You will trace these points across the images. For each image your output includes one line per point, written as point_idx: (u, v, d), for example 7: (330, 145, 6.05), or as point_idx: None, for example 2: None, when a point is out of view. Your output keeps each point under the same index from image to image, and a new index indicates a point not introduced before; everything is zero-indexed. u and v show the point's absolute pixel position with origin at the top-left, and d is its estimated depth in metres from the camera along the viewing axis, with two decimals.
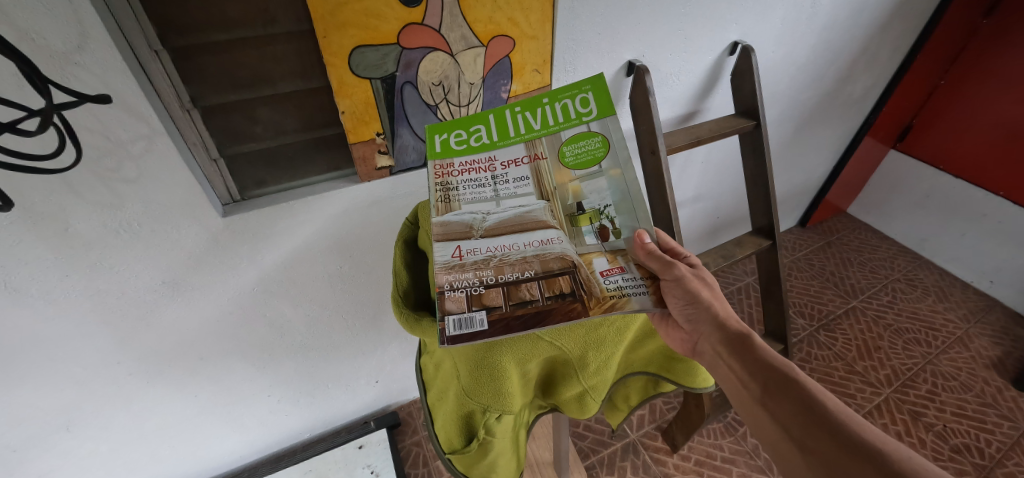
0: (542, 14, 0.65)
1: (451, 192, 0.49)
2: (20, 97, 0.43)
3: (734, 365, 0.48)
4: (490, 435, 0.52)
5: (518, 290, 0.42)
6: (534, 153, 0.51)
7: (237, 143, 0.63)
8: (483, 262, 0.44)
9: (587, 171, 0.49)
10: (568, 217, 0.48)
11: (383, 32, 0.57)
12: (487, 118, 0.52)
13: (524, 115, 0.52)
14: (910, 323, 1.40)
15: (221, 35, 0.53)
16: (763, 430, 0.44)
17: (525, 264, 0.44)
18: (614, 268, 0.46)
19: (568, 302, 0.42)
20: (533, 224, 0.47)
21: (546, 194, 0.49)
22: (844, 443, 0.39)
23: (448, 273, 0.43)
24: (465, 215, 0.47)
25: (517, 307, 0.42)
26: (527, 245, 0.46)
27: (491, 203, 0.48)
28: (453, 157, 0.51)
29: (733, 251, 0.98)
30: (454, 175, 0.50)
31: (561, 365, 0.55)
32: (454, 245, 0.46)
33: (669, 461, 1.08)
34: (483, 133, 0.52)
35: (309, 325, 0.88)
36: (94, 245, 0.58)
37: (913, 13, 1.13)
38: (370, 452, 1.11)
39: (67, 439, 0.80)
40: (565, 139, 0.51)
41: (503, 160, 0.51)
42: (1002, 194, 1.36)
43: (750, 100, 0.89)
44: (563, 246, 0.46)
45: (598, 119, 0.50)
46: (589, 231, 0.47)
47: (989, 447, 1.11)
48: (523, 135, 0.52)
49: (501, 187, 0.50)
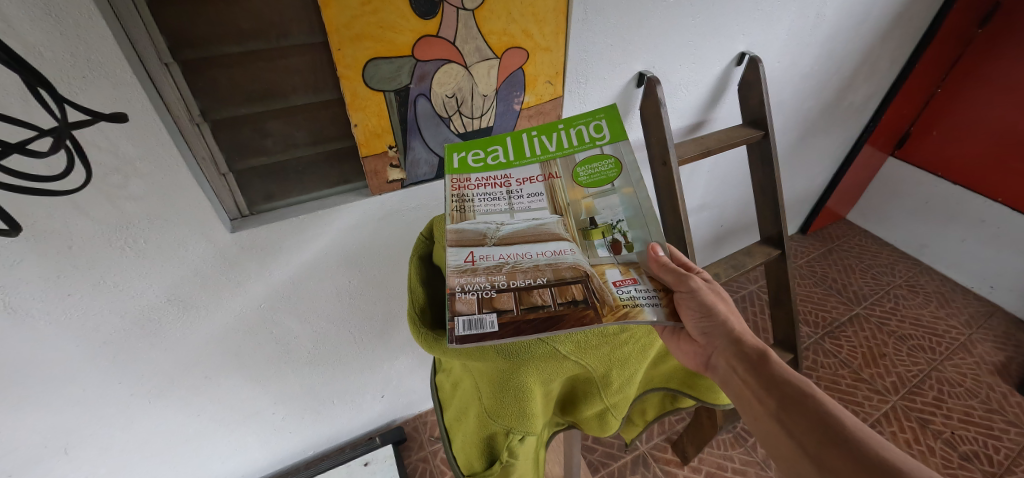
0: (555, 26, 0.65)
1: (465, 203, 0.48)
2: (26, 113, 0.41)
3: (749, 379, 0.46)
4: (513, 457, 0.50)
5: (530, 295, 0.40)
6: (548, 173, 0.50)
7: (247, 157, 0.61)
8: (496, 268, 0.42)
9: (600, 189, 0.49)
10: (580, 231, 0.47)
11: (398, 45, 0.56)
12: (504, 139, 0.53)
13: (541, 138, 0.53)
14: (913, 330, 1.40)
15: (233, 48, 0.52)
16: (778, 448, 0.42)
17: (537, 271, 0.42)
18: (626, 279, 0.44)
19: (580, 308, 0.40)
20: (546, 237, 0.46)
21: (560, 209, 0.48)
22: (865, 461, 0.36)
23: (460, 276, 0.41)
24: (478, 224, 0.46)
25: (529, 311, 0.39)
26: (539, 254, 0.44)
27: (505, 215, 0.47)
28: (470, 173, 0.51)
29: (743, 261, 0.97)
30: (470, 190, 0.49)
31: (583, 383, 0.54)
32: (466, 250, 0.44)
33: (679, 473, 1.07)
34: (500, 153, 0.52)
35: (315, 341, 0.85)
36: (96, 264, 0.56)
37: (913, 23, 1.14)
38: (376, 470, 1.08)
39: (64, 463, 0.77)
40: (579, 161, 0.50)
41: (519, 178, 0.50)
42: (1000, 200, 1.38)
43: (758, 110, 0.89)
44: (576, 256, 0.44)
45: (612, 143, 0.51)
46: (600, 244, 0.46)
47: (997, 454, 1.11)
48: (539, 156, 0.51)
49: (515, 200, 0.48)
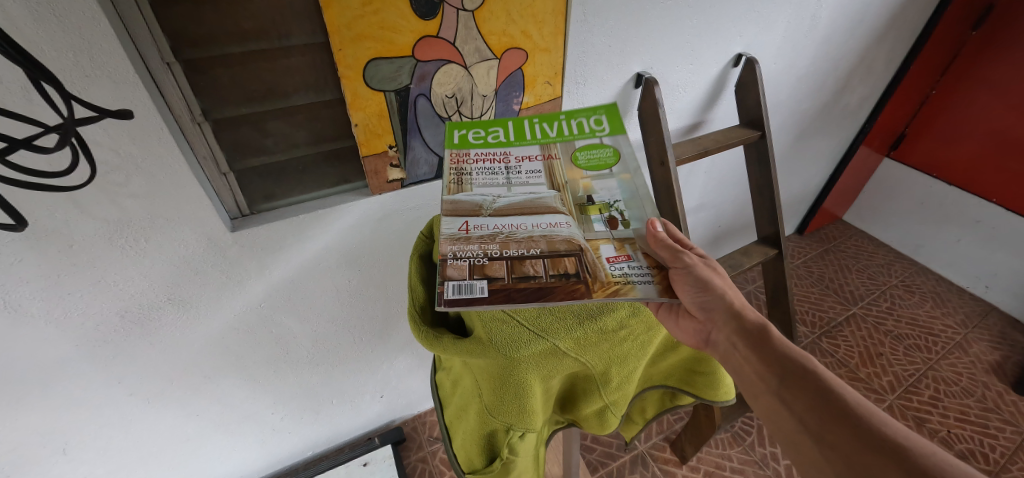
0: (554, 27, 0.66)
1: (463, 176, 0.49)
2: (30, 110, 0.42)
3: (750, 357, 0.44)
4: (513, 454, 0.50)
5: (521, 265, 0.40)
6: (547, 153, 0.51)
7: (247, 157, 0.61)
8: (490, 236, 0.43)
9: (599, 171, 0.50)
10: (576, 206, 0.47)
11: (398, 45, 0.56)
12: (506, 123, 0.55)
13: (542, 124, 0.54)
14: (909, 329, 1.42)
15: (234, 48, 0.52)
16: (779, 427, 0.41)
17: (532, 242, 0.42)
18: (620, 255, 0.44)
19: (572, 282, 0.40)
20: (542, 209, 0.46)
21: (557, 186, 0.48)
22: (871, 441, 0.35)
23: (453, 243, 0.42)
24: (476, 196, 0.47)
25: (520, 280, 0.39)
26: (534, 226, 0.44)
27: (502, 189, 0.48)
28: (469, 148, 0.52)
29: (741, 260, 0.98)
30: (469, 163, 0.50)
31: (583, 380, 0.54)
32: (461, 220, 0.44)
33: (677, 472, 1.07)
34: (501, 133, 0.53)
35: (314, 340, 0.85)
36: (96, 262, 0.56)
37: (907, 26, 1.16)
38: (376, 470, 1.07)
39: (63, 463, 0.77)
40: (578, 146, 0.52)
41: (518, 155, 0.51)
42: (995, 200, 1.39)
43: (755, 110, 0.90)
44: (571, 231, 0.44)
45: (611, 134, 0.53)
46: (597, 220, 0.46)
47: (993, 452, 1.11)
48: (539, 139, 0.53)
49: (513, 177, 0.49)
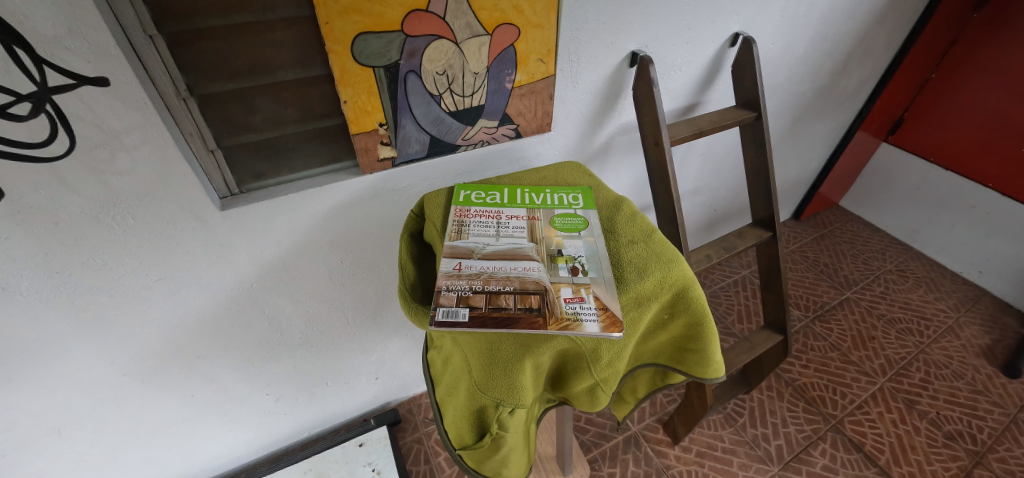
0: (548, 2, 0.64)
1: (462, 227, 0.56)
2: (8, 81, 0.41)
3: None
4: (502, 431, 0.48)
5: (497, 298, 0.46)
6: (531, 215, 0.59)
7: (235, 134, 0.60)
8: (476, 275, 0.48)
9: (571, 233, 0.55)
10: (548, 255, 0.52)
11: (387, 19, 0.55)
12: (503, 190, 0.64)
13: (531, 194, 0.63)
14: (902, 313, 1.43)
15: (218, 20, 0.51)
16: None
17: (507, 280, 0.48)
18: (576, 296, 0.47)
19: (532, 315, 0.45)
20: (520, 255, 0.52)
21: (535, 239, 0.55)
22: None
23: (447, 278, 0.48)
24: (469, 242, 0.53)
25: (494, 311, 0.45)
26: (512, 268, 0.50)
27: (492, 238, 0.54)
28: (471, 205, 0.60)
29: (735, 242, 0.98)
30: (469, 217, 0.58)
31: (573, 358, 0.51)
32: (456, 261, 0.51)
33: (670, 453, 1.09)
34: (498, 197, 0.62)
35: (307, 322, 0.86)
36: (84, 240, 0.55)
37: (908, 6, 1.13)
38: (371, 450, 1.09)
39: (58, 444, 0.78)
40: (556, 213, 0.59)
41: (509, 215, 0.59)
42: (990, 185, 1.40)
43: (751, 91, 0.89)
44: (540, 274, 0.49)
45: (584, 209, 0.60)
46: (563, 267, 0.51)
47: (980, 434, 1.13)
48: (527, 204, 0.61)
49: (502, 229, 0.56)
